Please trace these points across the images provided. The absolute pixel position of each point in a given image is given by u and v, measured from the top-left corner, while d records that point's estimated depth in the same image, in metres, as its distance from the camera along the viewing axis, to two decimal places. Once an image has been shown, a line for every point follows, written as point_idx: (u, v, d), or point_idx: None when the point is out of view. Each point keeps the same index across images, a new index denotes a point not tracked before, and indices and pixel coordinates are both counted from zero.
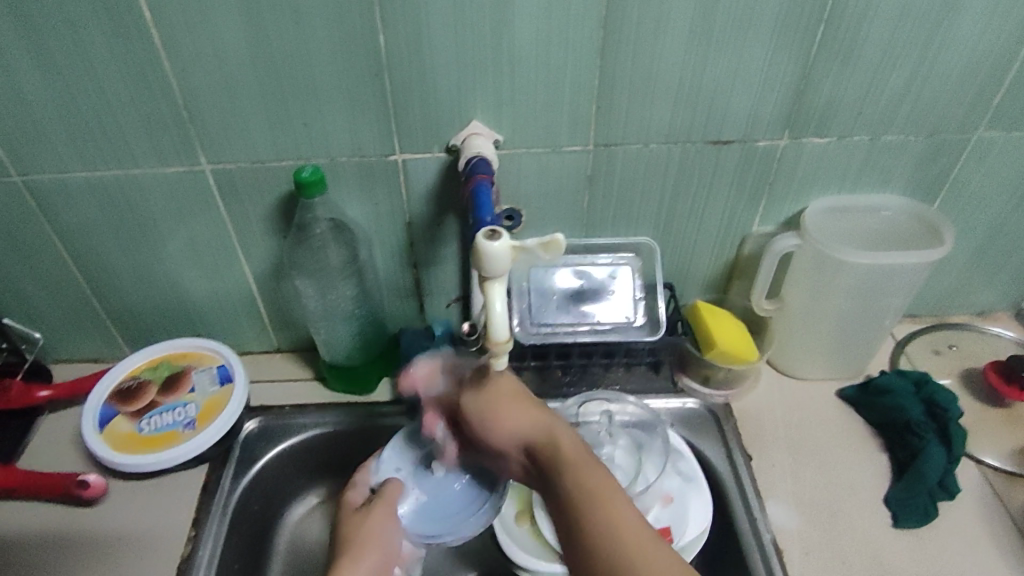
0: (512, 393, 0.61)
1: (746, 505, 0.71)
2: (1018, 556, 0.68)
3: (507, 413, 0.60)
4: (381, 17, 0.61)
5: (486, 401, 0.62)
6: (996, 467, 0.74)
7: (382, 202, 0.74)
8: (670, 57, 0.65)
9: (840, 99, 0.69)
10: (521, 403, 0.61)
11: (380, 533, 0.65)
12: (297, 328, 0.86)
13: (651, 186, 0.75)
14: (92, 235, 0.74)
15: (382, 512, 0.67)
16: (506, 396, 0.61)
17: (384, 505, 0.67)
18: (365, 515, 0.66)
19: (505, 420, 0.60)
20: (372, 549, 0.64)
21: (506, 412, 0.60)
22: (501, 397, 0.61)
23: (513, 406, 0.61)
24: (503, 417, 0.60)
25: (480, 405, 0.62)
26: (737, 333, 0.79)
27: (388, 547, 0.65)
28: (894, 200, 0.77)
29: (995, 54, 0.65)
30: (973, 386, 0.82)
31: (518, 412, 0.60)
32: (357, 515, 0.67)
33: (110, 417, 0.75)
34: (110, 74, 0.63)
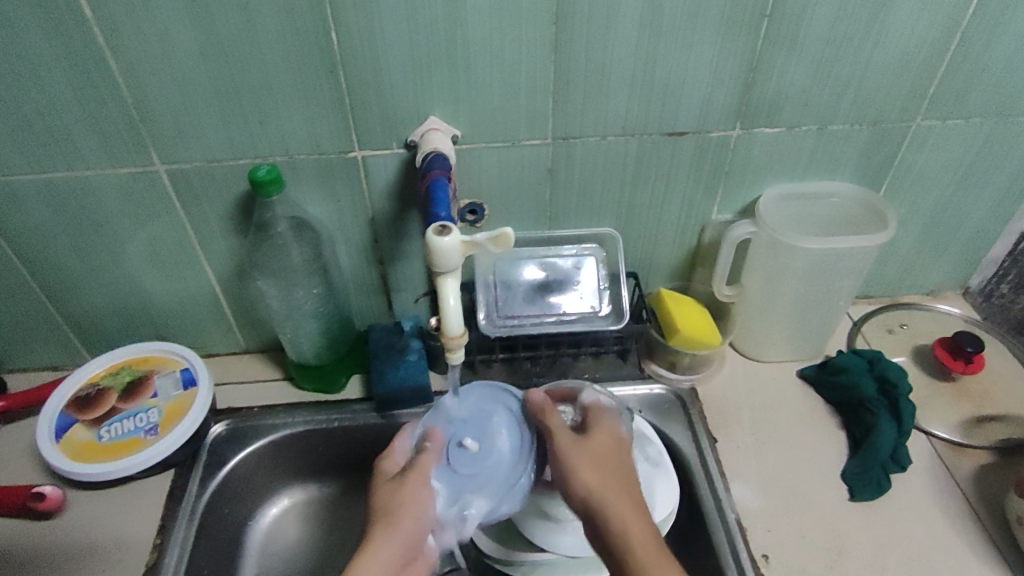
0: (612, 460, 0.60)
1: (711, 485, 0.73)
2: (965, 523, 0.71)
3: (598, 467, 0.59)
4: (333, 13, 0.61)
5: (588, 445, 0.61)
6: (945, 438, 0.78)
7: (343, 199, 0.74)
8: (622, 49, 0.66)
9: (788, 89, 0.70)
10: (610, 464, 0.60)
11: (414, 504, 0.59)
12: (262, 328, 0.85)
13: (610, 177, 0.76)
14: (44, 240, 0.73)
15: (419, 478, 0.61)
16: (599, 448, 0.61)
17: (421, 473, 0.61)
18: (401, 485, 0.60)
19: (591, 472, 0.59)
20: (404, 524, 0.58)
21: (592, 467, 0.59)
22: (602, 454, 0.60)
23: (610, 463, 0.60)
24: (589, 469, 0.59)
25: (576, 448, 0.60)
26: (699, 319, 0.81)
27: (419, 521, 0.59)
28: (844, 186, 0.80)
29: (931, 43, 0.68)
30: (923, 363, 0.85)
31: (604, 476, 0.59)
32: (397, 483, 0.61)
33: (69, 426, 0.74)
34: (54, 75, 0.62)
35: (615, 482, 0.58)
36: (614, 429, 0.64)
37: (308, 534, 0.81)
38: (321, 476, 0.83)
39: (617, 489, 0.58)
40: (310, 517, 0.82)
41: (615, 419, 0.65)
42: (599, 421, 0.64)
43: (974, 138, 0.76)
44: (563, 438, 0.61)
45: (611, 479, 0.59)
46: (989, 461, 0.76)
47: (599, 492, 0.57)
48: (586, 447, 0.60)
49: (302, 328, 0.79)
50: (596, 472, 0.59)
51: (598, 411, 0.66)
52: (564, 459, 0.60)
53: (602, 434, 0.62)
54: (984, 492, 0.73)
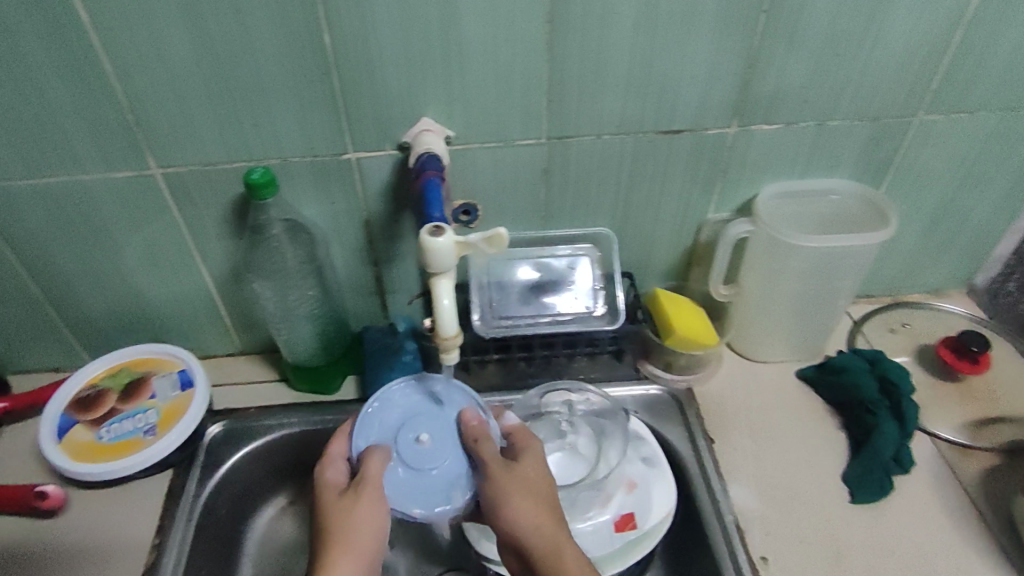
0: (538, 487, 0.59)
1: (708, 488, 0.72)
2: (970, 527, 0.69)
3: (526, 496, 0.58)
4: (324, 15, 0.61)
5: (512, 477, 0.59)
6: (950, 440, 0.76)
7: (337, 201, 0.74)
8: (615, 48, 0.65)
9: (786, 86, 0.69)
10: (540, 492, 0.59)
11: (365, 519, 0.58)
12: (260, 329, 0.86)
13: (605, 177, 0.75)
14: (45, 243, 0.74)
15: (367, 493, 0.59)
16: (528, 476, 0.60)
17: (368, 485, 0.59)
18: (348, 505, 0.58)
19: (519, 504, 0.57)
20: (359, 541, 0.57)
21: (521, 497, 0.58)
22: (531, 483, 0.59)
23: (538, 491, 0.59)
24: (517, 501, 0.58)
25: (504, 477, 0.59)
26: (696, 319, 0.80)
27: (376, 537, 0.58)
28: (844, 183, 0.78)
29: (933, 36, 0.66)
30: (928, 363, 0.83)
31: (530, 505, 0.58)
32: (342, 503, 0.59)
33: (70, 426, 0.75)
34: (52, 81, 0.63)
35: (545, 512, 0.58)
36: (539, 450, 0.63)
37: (304, 534, 0.81)
38: (318, 477, 0.83)
39: (546, 521, 0.57)
40: (306, 517, 0.82)
41: (539, 442, 0.64)
42: (525, 447, 0.63)
43: (980, 133, 0.75)
44: (494, 464, 0.60)
45: (540, 509, 0.58)
46: (995, 464, 0.74)
47: (530, 524, 0.57)
48: (515, 476, 0.59)
49: (298, 329, 0.79)
50: (524, 505, 0.57)
51: (524, 438, 0.64)
52: (490, 492, 0.59)
53: (527, 463, 0.61)
54: (990, 496, 0.72)
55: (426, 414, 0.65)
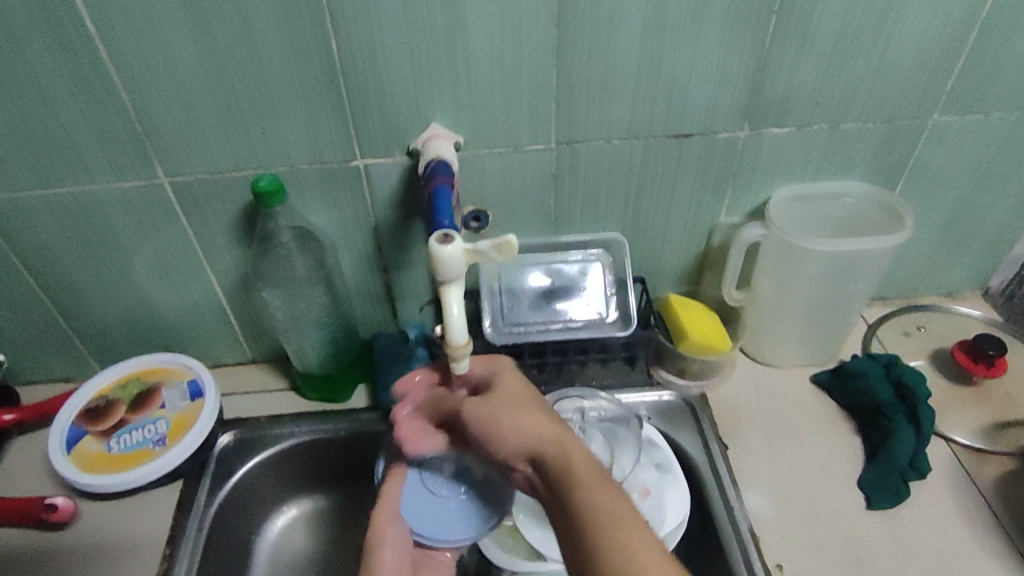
0: (520, 398, 0.58)
1: (723, 495, 0.71)
2: (989, 532, 0.69)
3: (513, 414, 0.56)
4: (332, 22, 0.60)
5: (493, 401, 0.58)
6: (967, 445, 0.75)
7: (345, 208, 0.74)
8: (626, 51, 0.64)
9: (798, 87, 0.69)
10: (533, 408, 0.57)
11: (392, 537, 0.63)
12: (269, 337, 0.85)
13: (616, 181, 0.75)
14: (52, 254, 0.73)
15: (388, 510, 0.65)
16: (508, 402, 0.57)
17: (385, 501, 0.66)
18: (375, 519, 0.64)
19: (508, 418, 0.56)
20: (390, 549, 0.62)
21: (506, 415, 0.56)
22: (512, 398, 0.58)
23: (526, 400, 0.58)
24: (506, 421, 0.56)
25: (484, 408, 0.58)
26: (708, 323, 0.80)
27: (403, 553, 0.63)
28: (857, 186, 0.77)
29: (947, 37, 0.66)
30: (942, 366, 0.83)
31: (528, 416, 0.56)
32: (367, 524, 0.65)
33: (78, 437, 0.74)
34: (59, 91, 0.62)
35: (542, 421, 0.55)
36: (511, 370, 0.62)
37: (315, 542, 0.81)
38: (329, 485, 0.83)
39: (544, 426, 0.55)
40: (318, 526, 0.82)
41: (510, 360, 0.63)
42: (498, 372, 0.62)
43: (993, 134, 0.74)
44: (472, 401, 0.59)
45: (532, 412, 0.56)
46: (1013, 468, 0.73)
47: (528, 433, 0.55)
48: (497, 404, 0.57)
49: (307, 338, 0.78)
50: (525, 419, 0.55)
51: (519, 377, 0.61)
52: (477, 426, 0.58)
53: (501, 380, 0.60)
54: (1009, 501, 0.71)
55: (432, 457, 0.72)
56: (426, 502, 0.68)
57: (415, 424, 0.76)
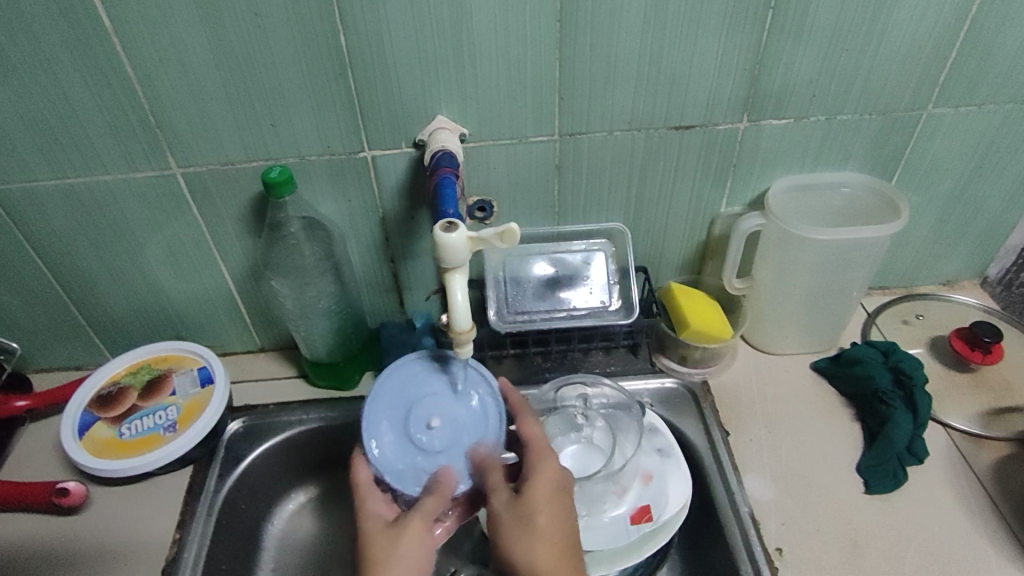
0: (546, 519, 0.57)
1: (724, 478, 0.73)
2: (986, 516, 0.70)
3: (530, 527, 0.56)
4: (341, 16, 0.62)
5: (517, 515, 0.57)
6: (964, 430, 0.77)
7: (354, 198, 0.75)
8: (627, 44, 0.66)
9: (795, 81, 0.70)
10: (557, 532, 0.56)
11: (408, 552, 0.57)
12: (278, 327, 0.86)
13: (618, 172, 0.76)
14: (66, 244, 0.75)
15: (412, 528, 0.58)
16: (535, 516, 0.56)
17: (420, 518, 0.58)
18: (400, 534, 0.58)
19: (520, 538, 0.56)
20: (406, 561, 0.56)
21: (522, 534, 0.56)
22: (534, 515, 0.56)
23: (548, 523, 0.56)
24: (516, 538, 0.56)
25: (507, 510, 0.57)
26: (709, 312, 0.81)
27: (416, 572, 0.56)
28: (854, 176, 0.79)
29: (940, 31, 0.67)
30: (940, 354, 0.84)
31: (545, 544, 0.55)
32: (391, 531, 0.58)
33: (90, 423, 0.76)
34: (74, 83, 0.64)
35: (553, 547, 0.55)
36: (551, 472, 0.60)
37: (323, 529, 0.82)
38: (337, 472, 0.84)
39: (553, 558, 0.55)
40: (325, 513, 0.83)
41: (551, 460, 0.61)
42: (535, 471, 0.60)
43: (987, 126, 0.75)
44: (496, 499, 0.58)
45: (550, 535, 0.56)
46: (1010, 453, 0.75)
47: (533, 555, 0.55)
48: (516, 517, 0.57)
49: (315, 327, 0.80)
50: (539, 546, 0.55)
51: (554, 484, 0.59)
52: (494, 522, 0.58)
53: (534, 490, 0.58)
54: (1005, 484, 0.72)
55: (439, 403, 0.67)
56: (399, 440, 0.65)
57: (411, 367, 0.70)
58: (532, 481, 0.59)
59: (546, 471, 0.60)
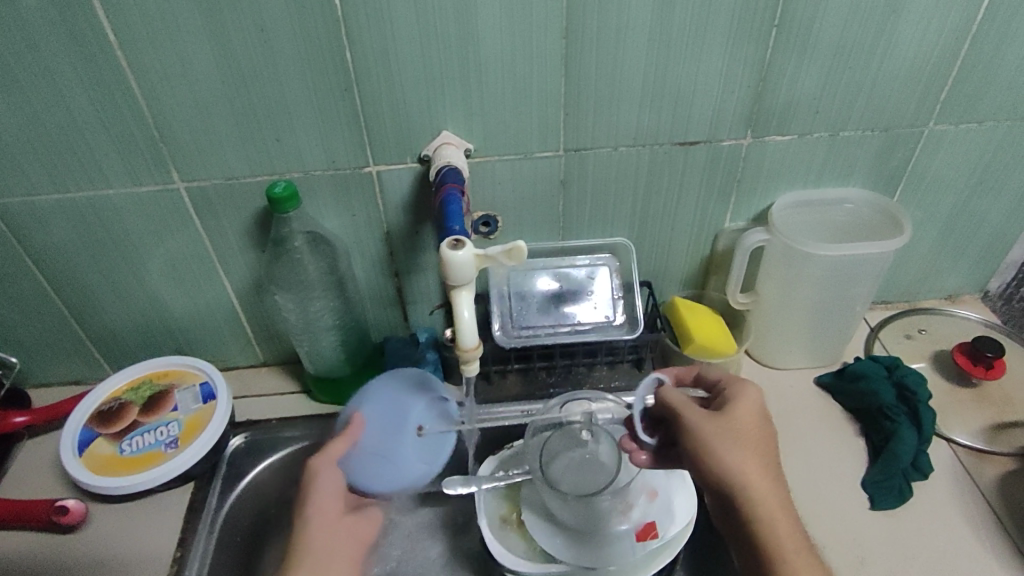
0: (751, 435, 0.56)
1: None
2: (990, 531, 0.70)
3: (754, 444, 0.55)
4: (346, 31, 0.62)
5: (723, 427, 0.56)
6: (968, 445, 0.77)
7: (358, 213, 0.75)
8: (632, 60, 0.66)
9: (798, 98, 0.71)
10: (761, 453, 0.55)
11: (328, 480, 0.62)
12: (280, 341, 0.86)
13: (622, 187, 0.76)
14: (67, 258, 0.74)
15: (331, 461, 0.63)
16: (751, 437, 0.56)
17: (325, 459, 0.63)
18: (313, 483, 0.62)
19: (728, 449, 0.54)
20: (330, 504, 0.62)
21: (734, 445, 0.55)
22: (739, 431, 0.55)
23: (756, 438, 0.56)
24: (722, 450, 0.54)
25: (717, 425, 0.56)
26: (713, 327, 0.81)
27: (336, 491, 0.62)
28: (857, 192, 0.80)
29: (941, 49, 0.68)
30: (943, 368, 0.84)
31: (744, 455, 0.54)
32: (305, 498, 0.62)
33: (90, 440, 0.75)
34: (79, 97, 0.63)
35: (756, 464, 0.54)
36: (754, 400, 0.58)
37: None
38: None
39: (758, 475, 0.54)
40: None
41: (754, 388, 0.59)
42: (739, 394, 0.58)
43: (987, 143, 0.76)
44: (692, 416, 0.57)
45: (755, 452, 0.55)
46: (1013, 468, 0.75)
47: (737, 467, 0.54)
48: (731, 430, 0.55)
49: (320, 341, 0.80)
50: (744, 462, 0.54)
51: (761, 408, 0.58)
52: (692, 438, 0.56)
53: (740, 406, 0.57)
54: (1009, 499, 0.72)
55: (394, 446, 0.66)
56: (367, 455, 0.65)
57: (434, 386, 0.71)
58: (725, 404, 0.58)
59: (747, 393, 0.58)
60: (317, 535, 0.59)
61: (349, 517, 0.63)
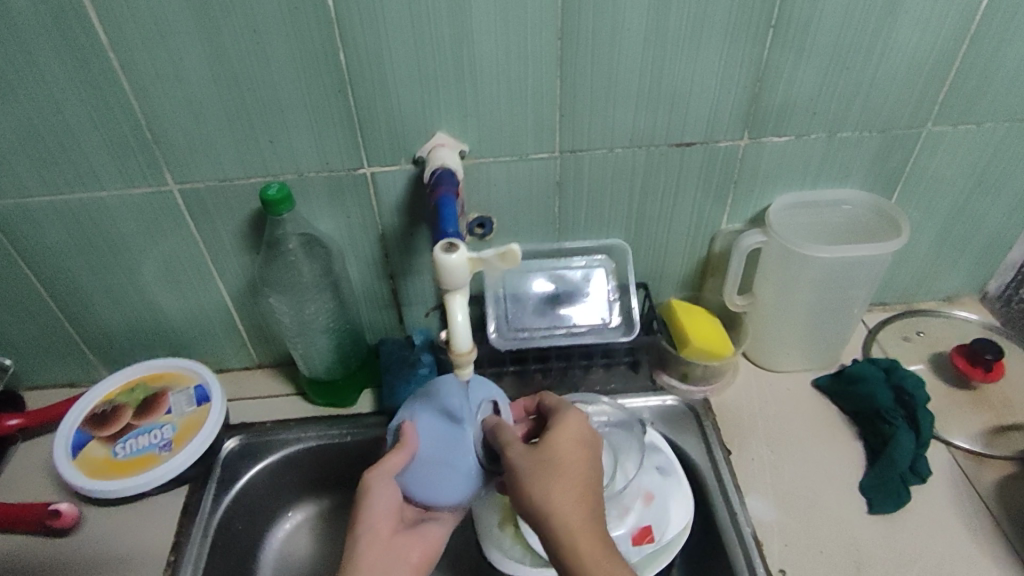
0: (561, 466, 0.55)
1: (725, 497, 0.72)
2: (989, 535, 0.69)
3: (562, 476, 0.54)
4: (339, 32, 0.61)
5: (540, 460, 0.55)
6: (966, 448, 0.76)
7: (353, 215, 0.75)
8: (628, 60, 0.66)
9: (796, 98, 0.70)
10: (576, 482, 0.54)
11: (383, 496, 0.60)
12: (275, 343, 0.86)
13: (618, 189, 0.76)
14: (60, 260, 0.74)
15: (385, 476, 0.60)
16: (563, 467, 0.54)
17: (382, 475, 0.60)
18: (365, 493, 0.60)
19: (540, 485, 0.53)
20: (381, 521, 0.60)
21: (542, 479, 0.53)
22: (557, 463, 0.55)
23: (569, 466, 0.55)
24: (537, 484, 0.53)
25: (530, 458, 0.55)
26: (710, 329, 0.81)
27: (392, 503, 0.61)
28: (854, 194, 0.79)
29: (939, 49, 0.68)
30: (941, 370, 0.84)
31: (562, 489, 0.53)
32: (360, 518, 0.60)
33: (84, 443, 0.75)
34: (71, 99, 0.63)
35: (570, 495, 0.53)
36: (575, 427, 0.58)
37: (320, 549, 0.81)
38: (334, 490, 0.83)
39: (569, 508, 0.52)
40: (323, 533, 0.82)
41: (575, 415, 0.59)
42: (559, 423, 0.58)
43: (986, 144, 0.76)
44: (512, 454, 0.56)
45: (567, 485, 0.53)
46: (1012, 471, 0.74)
47: (553, 501, 0.52)
48: (537, 462, 0.55)
49: (315, 344, 0.80)
50: (558, 493, 0.53)
51: (581, 436, 0.57)
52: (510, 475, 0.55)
53: (557, 436, 0.57)
54: (1008, 503, 0.72)
55: (454, 455, 0.61)
56: (425, 473, 0.61)
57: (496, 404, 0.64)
58: (545, 436, 0.57)
59: (562, 422, 0.58)
60: (369, 555, 0.59)
61: (403, 534, 0.61)
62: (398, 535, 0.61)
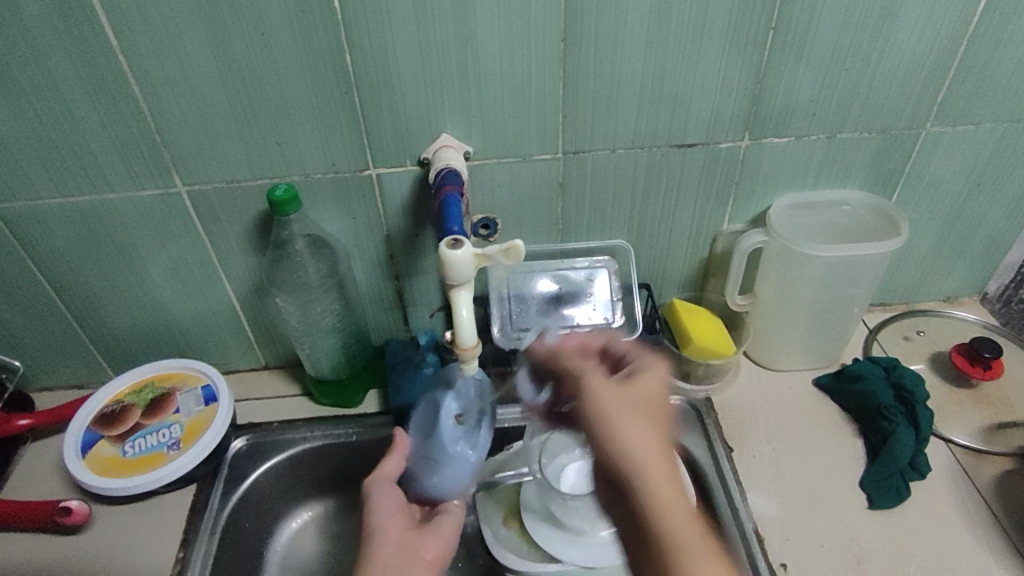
0: (654, 408, 0.50)
1: (726, 493, 0.73)
2: (988, 530, 0.70)
3: (652, 418, 0.50)
4: (346, 34, 0.62)
5: (630, 396, 0.51)
6: (965, 445, 0.77)
7: (359, 216, 0.75)
8: (630, 62, 0.67)
9: (796, 99, 0.71)
10: (663, 429, 0.49)
11: (384, 496, 0.63)
12: (282, 344, 0.87)
13: (621, 190, 0.77)
14: (69, 261, 0.75)
15: (381, 477, 0.65)
16: (654, 410, 0.50)
17: (380, 478, 0.65)
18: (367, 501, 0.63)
19: (630, 422, 0.49)
20: (389, 520, 0.61)
21: (637, 416, 0.49)
22: (648, 404, 0.50)
23: (657, 410, 0.50)
24: (627, 420, 0.49)
25: (623, 391, 0.51)
26: (711, 328, 0.82)
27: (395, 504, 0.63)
28: (854, 194, 0.80)
29: (937, 51, 0.68)
30: (941, 369, 0.85)
31: (653, 430, 0.49)
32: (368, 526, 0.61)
33: (94, 442, 0.75)
34: (80, 101, 0.64)
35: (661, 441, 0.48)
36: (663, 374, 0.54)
37: (325, 547, 0.81)
38: (339, 489, 0.84)
39: (657, 451, 0.48)
40: (328, 531, 0.83)
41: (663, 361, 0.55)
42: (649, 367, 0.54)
43: (985, 144, 0.76)
44: (599, 382, 0.52)
45: (656, 427, 0.49)
46: (1011, 467, 0.75)
47: (645, 442, 0.48)
48: (628, 396, 0.50)
49: (321, 344, 0.80)
50: (646, 434, 0.48)
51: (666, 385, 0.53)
52: (595, 403, 0.51)
53: (649, 376, 0.52)
54: (1007, 498, 0.73)
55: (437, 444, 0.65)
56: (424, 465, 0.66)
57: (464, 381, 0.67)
58: (634, 374, 0.53)
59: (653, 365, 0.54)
60: (383, 551, 0.58)
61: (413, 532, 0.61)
62: (411, 534, 0.61)
